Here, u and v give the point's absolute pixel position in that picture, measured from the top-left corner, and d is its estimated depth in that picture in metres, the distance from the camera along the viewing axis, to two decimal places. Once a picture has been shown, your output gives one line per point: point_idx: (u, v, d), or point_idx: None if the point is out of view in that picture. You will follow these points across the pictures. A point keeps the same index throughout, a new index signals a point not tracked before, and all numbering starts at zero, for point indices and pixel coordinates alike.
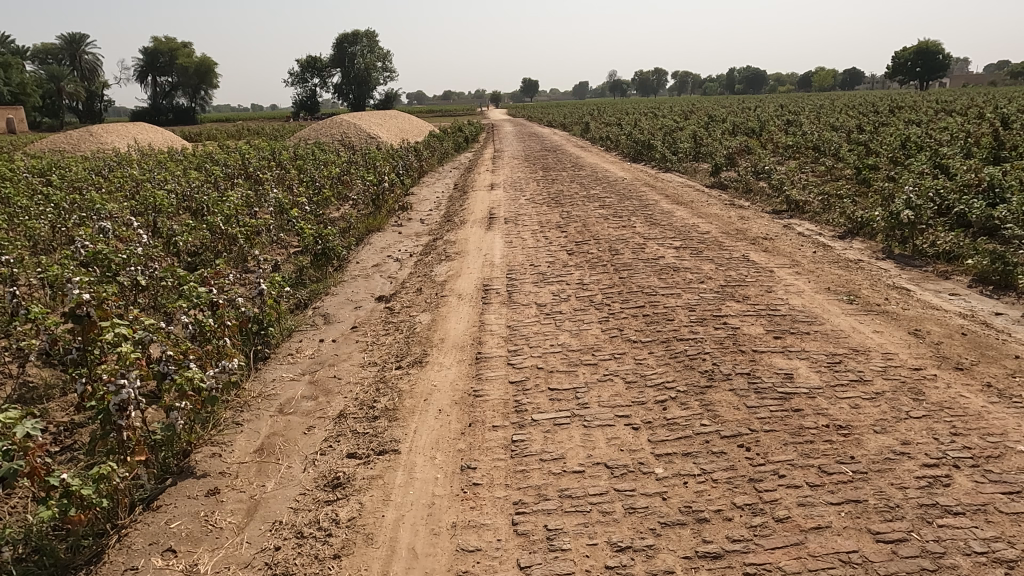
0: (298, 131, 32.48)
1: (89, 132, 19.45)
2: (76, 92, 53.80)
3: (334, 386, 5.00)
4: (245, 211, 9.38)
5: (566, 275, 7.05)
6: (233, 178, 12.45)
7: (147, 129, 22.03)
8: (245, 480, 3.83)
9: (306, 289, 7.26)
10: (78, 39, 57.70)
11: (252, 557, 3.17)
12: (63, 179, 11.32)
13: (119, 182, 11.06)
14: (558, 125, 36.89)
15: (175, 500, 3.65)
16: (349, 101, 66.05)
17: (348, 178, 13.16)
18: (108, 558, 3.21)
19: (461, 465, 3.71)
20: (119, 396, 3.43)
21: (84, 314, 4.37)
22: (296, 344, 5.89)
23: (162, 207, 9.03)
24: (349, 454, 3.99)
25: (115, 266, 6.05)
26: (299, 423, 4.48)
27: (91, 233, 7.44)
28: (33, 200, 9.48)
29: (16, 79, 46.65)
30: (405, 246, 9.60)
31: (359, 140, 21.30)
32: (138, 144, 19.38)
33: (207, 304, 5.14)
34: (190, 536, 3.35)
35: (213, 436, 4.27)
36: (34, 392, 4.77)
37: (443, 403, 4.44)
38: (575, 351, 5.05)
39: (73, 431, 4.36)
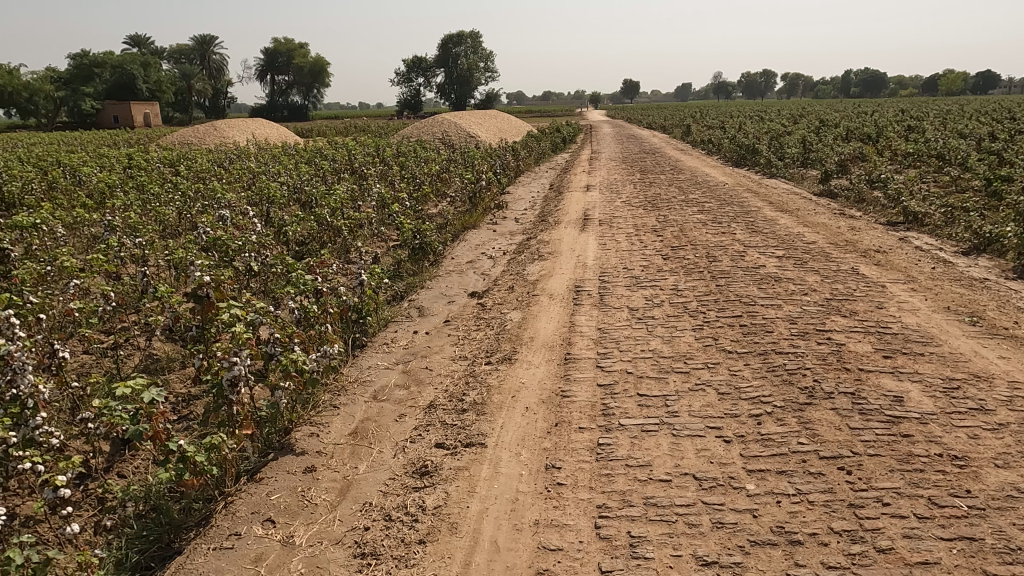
0: (402, 128, 33.61)
1: (213, 126, 20.99)
2: (205, 89, 58.32)
3: (426, 377, 5.15)
4: (350, 204, 9.85)
5: (660, 280, 6.92)
6: (340, 172, 13.08)
7: (263, 124, 23.52)
8: (340, 461, 4.01)
9: (403, 282, 7.51)
10: (207, 41, 62.16)
11: (343, 535, 3.31)
12: (190, 170, 12.28)
13: (239, 174, 11.88)
14: (658, 127, 36.21)
15: (275, 473, 3.87)
16: (451, 101, 67.96)
17: (447, 175, 13.47)
18: (215, 522, 3.46)
19: (546, 464, 3.73)
20: (230, 373, 3.68)
21: (203, 296, 4.88)
22: (391, 334, 6.10)
23: (274, 199, 9.62)
24: (437, 444, 4.09)
25: (231, 253, 6.50)
26: (391, 410, 4.63)
27: (212, 221, 8.04)
28: (164, 188, 10.36)
29: (154, 78, 51.03)
30: (499, 244, 9.72)
31: (459, 138, 21.74)
32: (255, 139, 20.72)
33: (311, 292, 5.43)
34: (287, 509, 3.54)
35: (312, 417, 4.51)
36: (157, 363, 5.20)
37: (531, 401, 4.48)
38: (666, 358, 4.95)
39: (190, 402, 4.72)
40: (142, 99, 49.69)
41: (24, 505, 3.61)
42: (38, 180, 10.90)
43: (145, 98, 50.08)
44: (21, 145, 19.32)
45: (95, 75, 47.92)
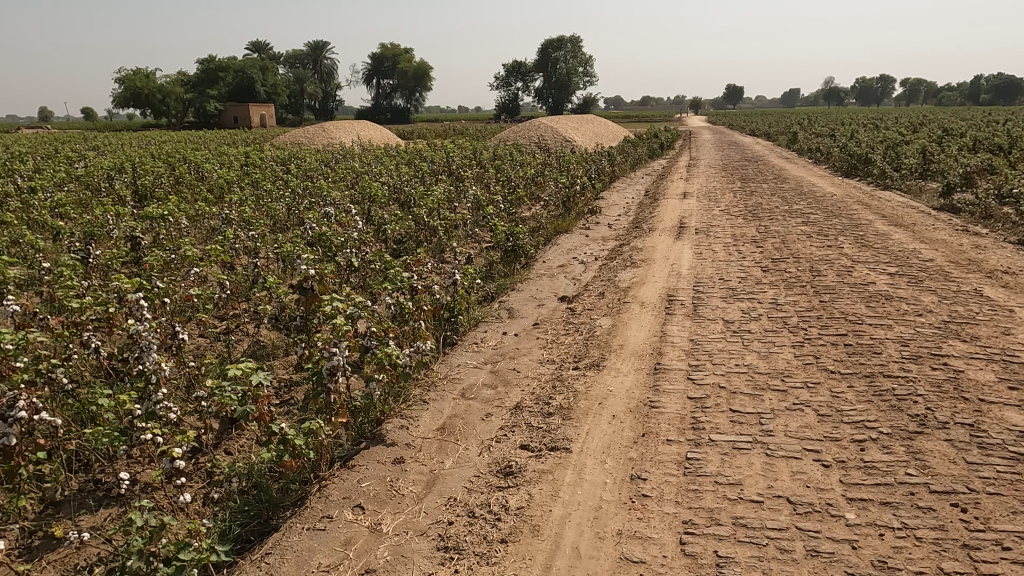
0: (499, 131, 34.06)
1: (322, 127, 22.14)
2: (316, 92, 61.47)
3: (513, 378, 5.19)
4: (446, 205, 10.10)
5: (758, 292, 6.66)
6: (438, 174, 13.44)
7: (368, 126, 24.52)
8: (427, 455, 4.12)
9: (494, 284, 7.61)
10: (320, 47, 65.57)
11: (427, 527, 3.40)
12: (300, 168, 13.00)
13: (344, 173, 12.46)
14: (762, 134, 34.88)
15: (366, 461, 4.02)
16: (548, 106, 68.31)
17: (541, 179, 13.55)
18: (309, 504, 3.63)
19: (631, 474, 3.67)
20: (330, 362, 3.87)
21: (309, 289, 5.01)
22: (481, 334, 6.20)
23: (376, 198, 10.02)
24: (522, 445, 4.12)
25: (334, 248, 6.81)
26: (478, 409, 4.71)
27: (318, 217, 8.48)
28: (276, 185, 11.02)
29: (271, 82, 54.29)
30: (591, 249, 9.68)
31: (555, 142, 21.79)
32: (360, 140, 21.64)
33: (408, 288, 5.62)
34: (376, 497, 3.67)
35: (402, 410, 4.65)
36: (264, 349, 5.54)
37: (618, 409, 4.42)
38: (762, 374, 4.76)
39: (291, 387, 4.99)
40: (260, 101, 53.07)
41: (144, 472, 3.95)
42: (168, 175, 11.87)
43: (262, 100, 53.46)
44: (155, 143, 21.13)
45: (219, 78, 51.62)
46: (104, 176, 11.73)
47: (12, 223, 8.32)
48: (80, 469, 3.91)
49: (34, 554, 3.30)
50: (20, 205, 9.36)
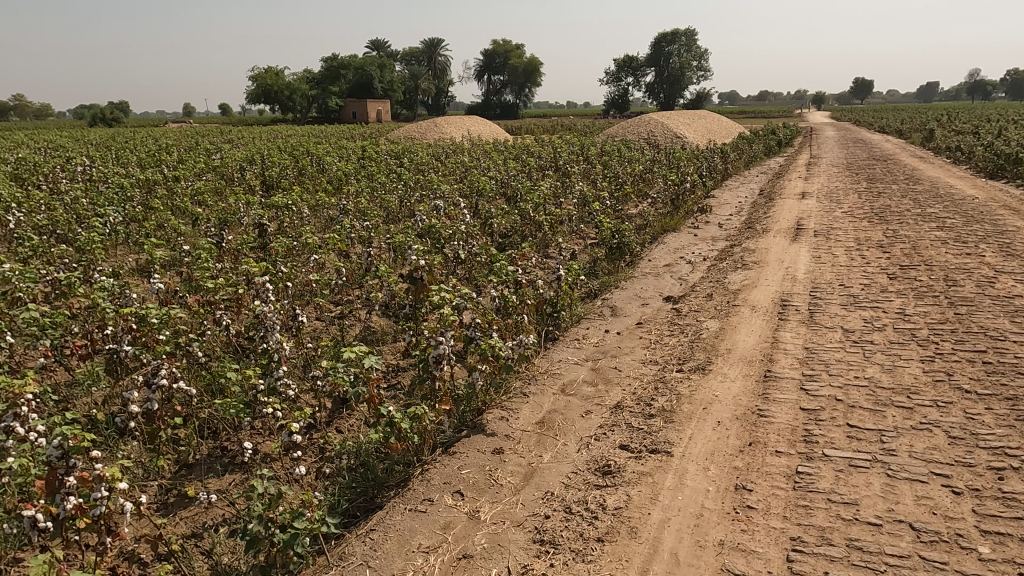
0: (607, 126, 33.68)
1: (434, 123, 22.79)
2: (430, 88, 63.42)
3: (614, 377, 5.13)
4: (552, 201, 10.12)
5: (883, 301, 6.20)
6: (545, 169, 13.50)
7: (478, 121, 24.99)
8: (526, 447, 4.15)
9: (597, 280, 7.56)
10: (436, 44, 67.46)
11: (524, 519, 3.43)
12: (413, 162, 13.45)
13: (453, 168, 12.77)
14: (893, 130, 32.39)
15: (467, 449, 4.11)
16: (659, 101, 66.80)
17: (650, 175, 13.27)
18: (412, 485, 3.77)
19: (735, 484, 3.54)
20: (436, 351, 4.01)
21: (418, 278, 5.36)
22: (583, 330, 6.17)
23: (483, 192, 10.20)
24: (622, 445, 4.06)
25: (443, 240, 7.02)
26: (578, 405, 4.69)
27: (428, 210, 8.75)
28: (390, 178, 11.47)
29: (387, 78, 56.12)
30: (699, 248, 9.38)
31: (665, 139, 21.27)
32: (469, 135, 22.08)
33: (512, 282, 5.70)
34: (475, 485, 3.75)
35: (503, 401, 4.71)
36: (374, 334, 5.79)
37: (723, 416, 4.27)
38: (885, 389, 4.43)
39: (398, 373, 5.19)
40: (377, 97, 55.38)
41: (264, 443, 4.24)
42: (292, 167, 12.66)
43: (379, 96, 55.76)
44: (282, 137, 22.56)
45: (341, 76, 54.32)
46: (237, 167, 12.69)
47: (160, 209, 9.18)
48: (210, 436, 4.26)
49: (168, 510, 3.62)
50: (167, 193, 10.31)
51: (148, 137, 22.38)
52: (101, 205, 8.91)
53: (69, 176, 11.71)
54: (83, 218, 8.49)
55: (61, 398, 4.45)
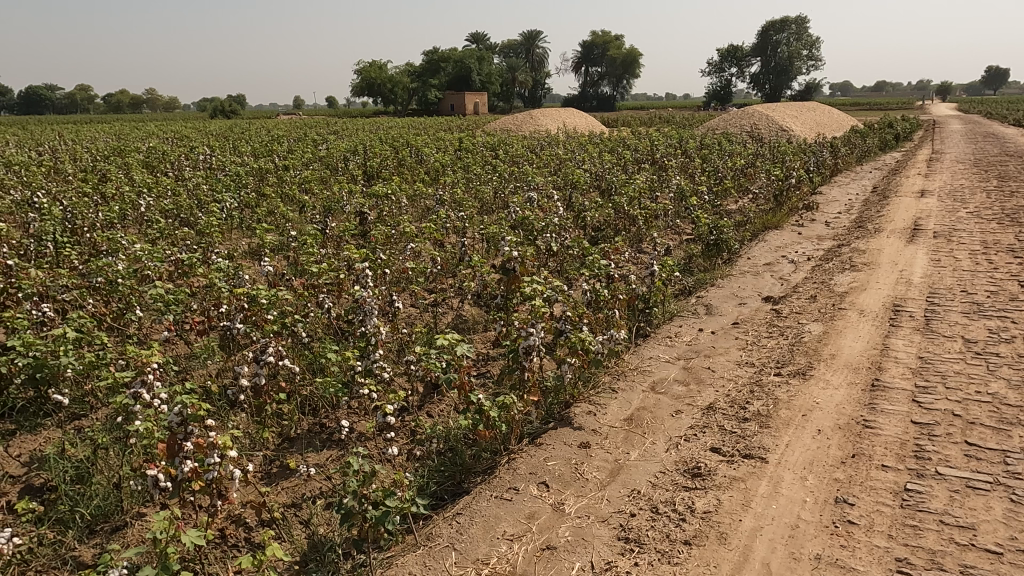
0: (708, 119, 32.56)
1: (531, 115, 22.86)
2: (527, 80, 63.73)
3: (707, 377, 4.98)
4: (648, 194, 9.93)
5: (1012, 311, 5.67)
6: (641, 162, 13.24)
7: (574, 113, 24.83)
8: (613, 443, 4.11)
9: (692, 278, 7.35)
10: (534, 36, 67.56)
11: (609, 515, 3.41)
12: (508, 154, 13.56)
13: (548, 160, 12.77)
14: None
15: (553, 441, 4.11)
16: (764, 93, 63.93)
17: (752, 169, 12.74)
18: (498, 473, 3.82)
19: (835, 497, 3.36)
20: (526, 342, 4.05)
21: (510, 268, 5.53)
22: (676, 328, 6.01)
23: (577, 184, 10.13)
24: (713, 448, 3.94)
25: (536, 232, 7.05)
26: (668, 404, 4.59)
27: (522, 202, 8.80)
28: (486, 170, 11.62)
29: (486, 71, 56.56)
30: (803, 247, 8.92)
31: (770, 131, 20.34)
32: (565, 127, 21.99)
33: (604, 276, 5.64)
34: (560, 477, 3.75)
35: (591, 395, 4.68)
36: (465, 323, 5.90)
37: (824, 424, 4.06)
38: (1011, 407, 4.06)
39: (488, 361, 5.26)
40: (475, 89, 56.16)
41: (360, 422, 4.41)
42: (393, 158, 13.07)
43: (477, 89, 56.52)
44: (384, 129, 23.32)
45: (441, 69, 55.47)
46: (341, 157, 13.24)
47: (270, 196, 9.73)
48: (310, 413, 4.48)
49: (271, 479, 3.84)
50: (277, 181, 10.92)
51: (261, 128, 23.80)
52: (219, 191, 9.54)
53: (193, 164, 12.63)
54: (203, 203, 9.13)
55: (181, 368, 4.82)
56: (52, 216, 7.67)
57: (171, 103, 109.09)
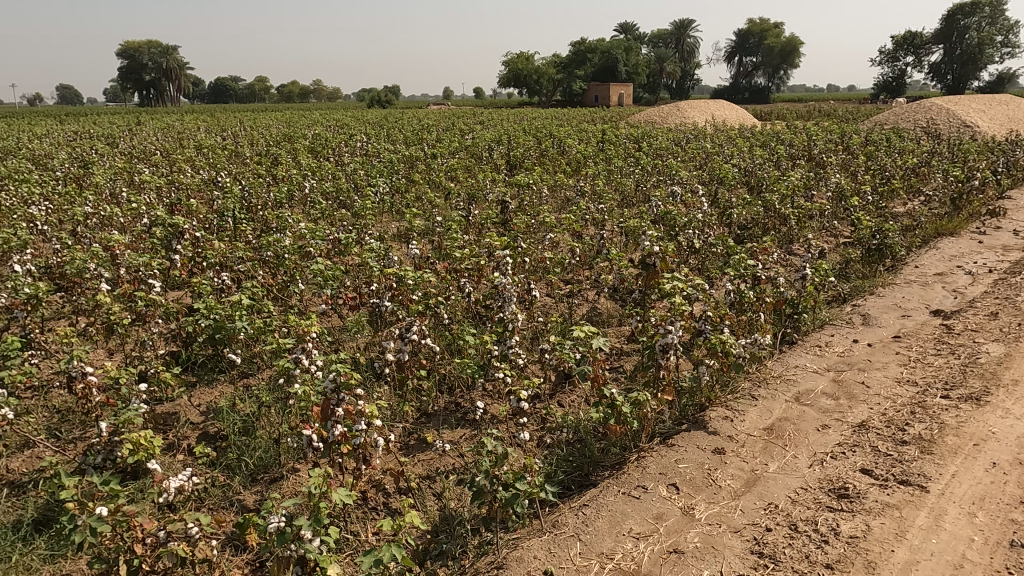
0: (876, 113, 29.92)
1: (677, 107, 22.19)
2: (675, 71, 61.84)
3: (860, 393, 4.60)
4: (802, 192, 9.30)
5: None
6: (796, 158, 12.43)
7: (725, 106, 23.75)
8: (750, 452, 3.92)
9: (849, 285, 6.80)
10: (686, 25, 65.35)
11: (742, 526, 3.26)
12: (652, 147, 13.26)
13: (694, 154, 12.33)
14: None
15: (686, 444, 3.99)
16: (945, 85, 57.51)
17: (926, 168, 11.51)
18: (626, 470, 3.77)
19: (1010, 539, 2.99)
20: (663, 339, 3.96)
21: (651, 264, 5.39)
22: (826, 337, 5.60)
23: (724, 179, 9.70)
24: (864, 469, 3.65)
25: (677, 227, 6.86)
26: (814, 418, 4.30)
27: (664, 196, 8.58)
28: (628, 163, 11.44)
29: (633, 61, 55.39)
30: (985, 258, 7.94)
31: (950, 127, 18.27)
32: (713, 120, 21.11)
33: (750, 277, 5.37)
34: (691, 481, 3.64)
35: (728, 400, 4.49)
36: (600, 316, 5.87)
37: (1000, 457, 3.61)
38: None
39: (621, 356, 5.20)
40: (620, 80, 55.36)
41: (492, 405, 4.54)
42: (535, 148, 13.23)
43: (623, 80, 55.67)
44: (527, 119, 23.68)
45: (587, 60, 55.24)
46: (486, 147, 13.62)
47: (419, 182, 10.21)
48: (446, 391, 4.68)
49: (409, 451, 4.05)
50: (426, 168, 11.44)
51: (413, 118, 25.01)
52: (373, 176, 10.16)
53: (351, 151, 13.54)
54: (360, 187, 9.77)
55: (334, 340, 5.21)
56: (233, 194, 8.56)
57: (335, 94, 117.63)
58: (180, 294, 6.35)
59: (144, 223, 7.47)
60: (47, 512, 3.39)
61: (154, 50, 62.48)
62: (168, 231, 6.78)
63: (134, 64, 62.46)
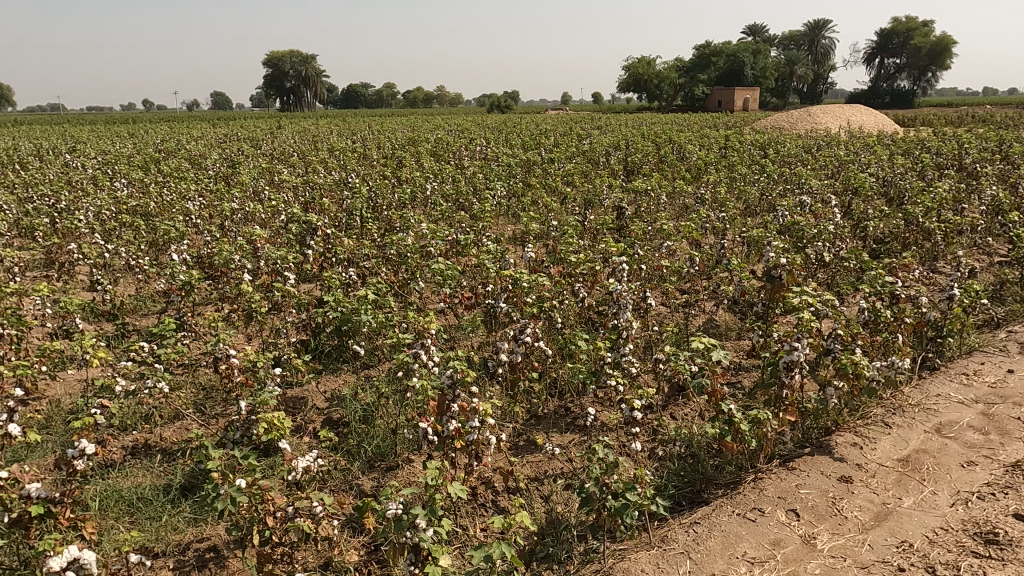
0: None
1: (808, 113, 21.00)
2: (807, 75, 58.57)
3: (1015, 430, 4.13)
4: (951, 205, 8.51)
5: None
6: (944, 167, 11.40)
7: (862, 111, 22.20)
8: (881, 484, 3.63)
9: (1004, 309, 6.14)
10: (820, 26, 61.73)
11: (870, 562, 3.03)
12: (780, 154, 12.63)
13: (826, 162, 11.62)
14: None
15: (808, 469, 3.76)
16: None
17: None
18: (741, 491, 3.61)
19: None
20: (789, 356, 3.75)
21: (776, 276, 5.06)
22: (975, 364, 5.09)
23: (860, 190, 9.07)
24: (1018, 515, 3.28)
25: (806, 239, 6.50)
26: (958, 453, 3.91)
27: (791, 206, 8.15)
28: (752, 170, 10.97)
29: (761, 64, 52.99)
30: None
31: None
32: (848, 126, 19.79)
33: (888, 295, 4.98)
34: (814, 508, 3.42)
35: (858, 426, 4.19)
36: (718, 329, 5.67)
37: None
38: None
39: (739, 372, 4.99)
40: (746, 84, 53.16)
41: (603, 412, 4.49)
42: (654, 154, 13.00)
43: (749, 84, 53.40)
44: (646, 125, 23.29)
45: (711, 64, 53.53)
46: (604, 152, 13.53)
47: (535, 187, 10.33)
48: (557, 395, 4.69)
49: (518, 451, 4.10)
50: (543, 172, 11.54)
51: (531, 123, 25.32)
52: (491, 180, 10.39)
53: (471, 154, 13.91)
54: (478, 190, 10.02)
55: (451, 338, 5.37)
56: (361, 194, 9.05)
57: (456, 99, 121.38)
58: (312, 286, 6.79)
59: (282, 220, 8.07)
60: (192, 479, 3.73)
61: (295, 60, 67.24)
62: (303, 227, 7.26)
63: (277, 72, 67.57)
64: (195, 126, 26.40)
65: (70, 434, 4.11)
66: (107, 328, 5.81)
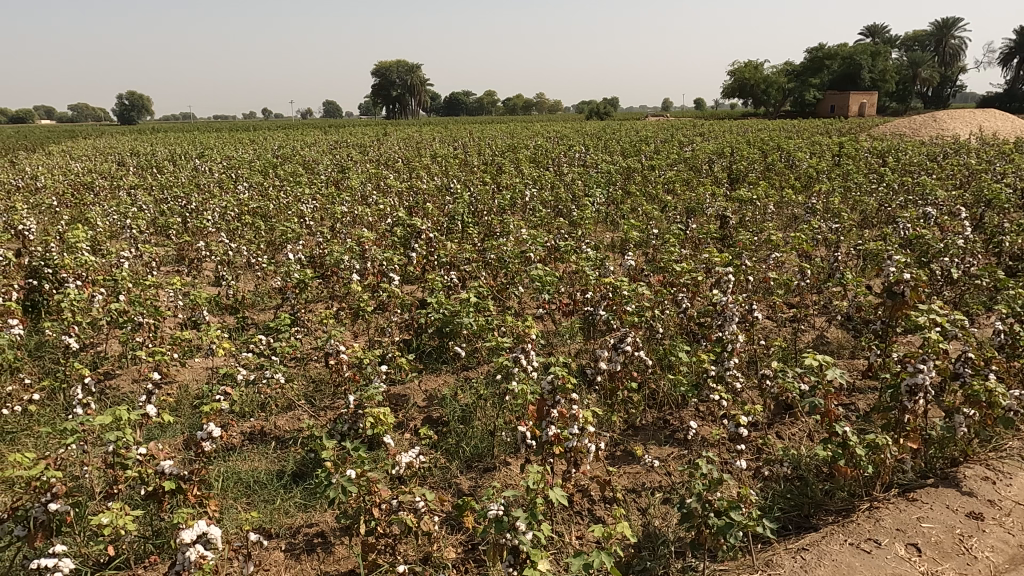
0: None
1: (933, 117, 19.52)
2: (932, 77, 54.47)
3: None
4: None
5: None
6: None
7: (997, 116, 20.37)
8: (1018, 523, 3.31)
9: None
10: (949, 24, 57.32)
11: None
12: (901, 162, 11.80)
13: (954, 170, 10.75)
14: None
15: (932, 501, 3.49)
16: None
17: None
18: (854, 519, 3.40)
19: None
20: (912, 379, 3.48)
21: (898, 293, 4.64)
22: None
23: (994, 202, 8.33)
24: None
25: (931, 254, 6.04)
26: None
27: (913, 218, 7.61)
28: (869, 179, 10.33)
29: (880, 67, 49.77)
30: None
31: None
32: (980, 132, 18.21)
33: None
34: (938, 544, 3.17)
35: (990, 459, 3.84)
36: (829, 346, 5.38)
37: None
38: None
39: (853, 392, 4.70)
40: (862, 88, 50.12)
41: (704, 426, 4.37)
42: (761, 161, 12.50)
43: (866, 88, 50.28)
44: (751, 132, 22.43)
45: (824, 68, 50.88)
46: (707, 159, 13.17)
47: (635, 194, 10.21)
48: (656, 407, 4.61)
49: (615, 461, 4.06)
50: (642, 179, 11.37)
51: (630, 131, 24.99)
52: (590, 188, 10.35)
53: (570, 161, 13.90)
54: (577, 197, 10.01)
55: (549, 344, 5.39)
56: (463, 200, 9.26)
57: (555, 106, 121.97)
58: (414, 288, 7.02)
59: (387, 223, 8.40)
60: (303, 467, 3.94)
61: (402, 69, 69.76)
62: (408, 231, 7.52)
63: (385, 82, 70.40)
64: (309, 133, 27.99)
65: (197, 418, 4.45)
66: (229, 320, 6.25)
